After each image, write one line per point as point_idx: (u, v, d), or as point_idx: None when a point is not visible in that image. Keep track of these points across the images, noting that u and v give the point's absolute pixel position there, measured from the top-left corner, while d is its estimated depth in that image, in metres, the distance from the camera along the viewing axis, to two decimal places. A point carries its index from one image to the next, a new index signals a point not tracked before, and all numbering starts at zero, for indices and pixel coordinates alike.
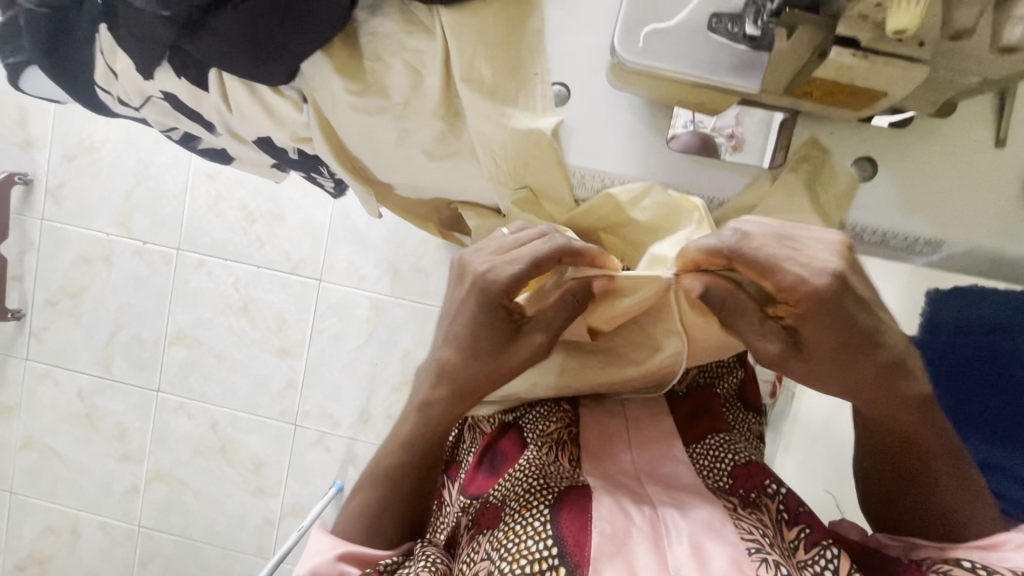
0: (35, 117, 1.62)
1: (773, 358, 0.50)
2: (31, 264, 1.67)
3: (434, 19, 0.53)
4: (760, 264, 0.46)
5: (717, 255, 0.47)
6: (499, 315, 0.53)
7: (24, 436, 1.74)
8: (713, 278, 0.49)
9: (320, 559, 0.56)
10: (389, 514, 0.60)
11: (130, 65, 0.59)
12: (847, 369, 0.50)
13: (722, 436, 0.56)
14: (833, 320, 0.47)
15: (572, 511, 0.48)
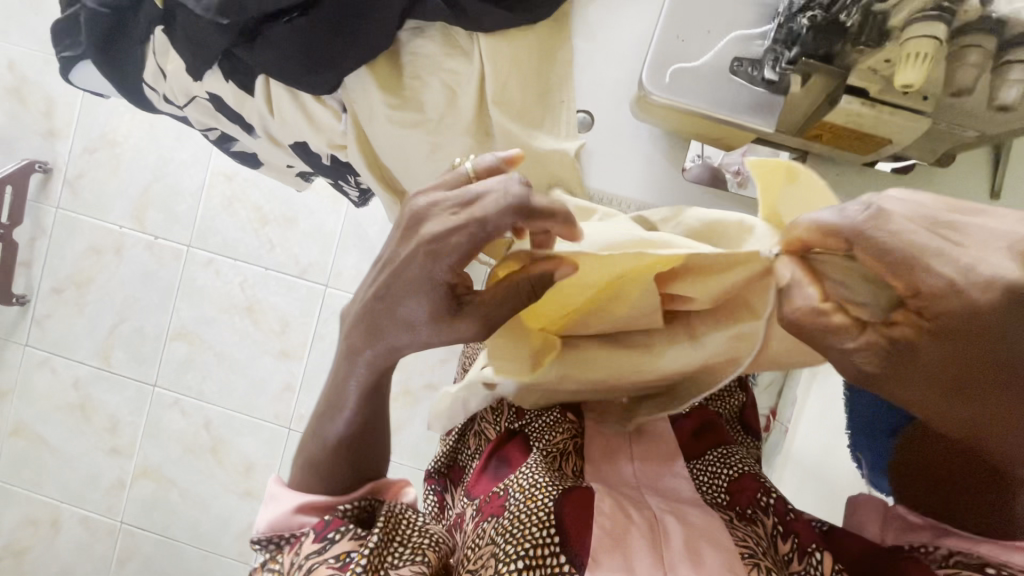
0: (62, 108, 1.66)
1: (868, 372, 0.38)
2: (40, 251, 1.69)
3: (472, 44, 0.58)
4: (892, 255, 0.35)
5: (831, 236, 0.38)
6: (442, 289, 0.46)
7: (15, 423, 1.73)
8: (814, 269, 0.40)
9: (279, 509, 0.53)
10: (340, 465, 0.55)
11: (181, 66, 0.62)
12: (979, 402, 0.36)
13: (722, 450, 0.58)
14: (971, 335, 0.34)
15: (575, 504, 0.49)
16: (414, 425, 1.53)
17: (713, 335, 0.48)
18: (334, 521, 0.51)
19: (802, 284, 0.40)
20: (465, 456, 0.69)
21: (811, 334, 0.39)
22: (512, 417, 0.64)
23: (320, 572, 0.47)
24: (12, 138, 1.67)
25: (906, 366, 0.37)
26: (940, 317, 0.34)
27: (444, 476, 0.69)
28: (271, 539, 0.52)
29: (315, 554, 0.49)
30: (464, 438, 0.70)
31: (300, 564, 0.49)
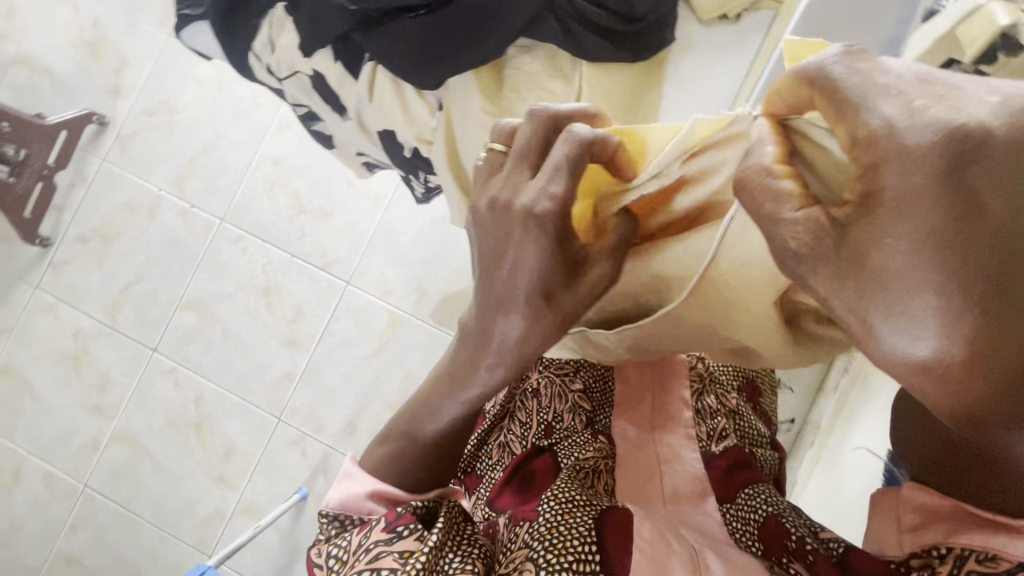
0: (131, 69, 1.72)
1: (810, 266, 0.33)
2: (75, 197, 1.71)
3: (575, 71, 0.62)
4: (844, 99, 0.31)
5: (803, 85, 0.34)
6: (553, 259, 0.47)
7: (4, 363, 1.69)
8: (781, 138, 0.36)
9: (354, 492, 0.57)
10: (422, 470, 0.57)
11: (295, 41, 0.65)
12: (928, 296, 0.29)
13: (751, 491, 0.58)
14: (914, 196, 0.30)
15: (616, 526, 0.49)
16: None
17: (676, 255, 0.47)
18: (405, 516, 0.53)
19: (763, 142, 0.36)
20: (482, 465, 0.68)
21: (755, 199, 0.35)
22: (540, 433, 0.64)
23: (384, 563, 0.49)
24: (77, 88, 1.72)
25: (836, 259, 0.32)
26: (883, 189, 0.30)
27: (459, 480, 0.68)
28: (339, 514, 0.56)
29: (381, 543, 0.51)
30: (483, 444, 0.69)
31: (366, 548, 0.51)
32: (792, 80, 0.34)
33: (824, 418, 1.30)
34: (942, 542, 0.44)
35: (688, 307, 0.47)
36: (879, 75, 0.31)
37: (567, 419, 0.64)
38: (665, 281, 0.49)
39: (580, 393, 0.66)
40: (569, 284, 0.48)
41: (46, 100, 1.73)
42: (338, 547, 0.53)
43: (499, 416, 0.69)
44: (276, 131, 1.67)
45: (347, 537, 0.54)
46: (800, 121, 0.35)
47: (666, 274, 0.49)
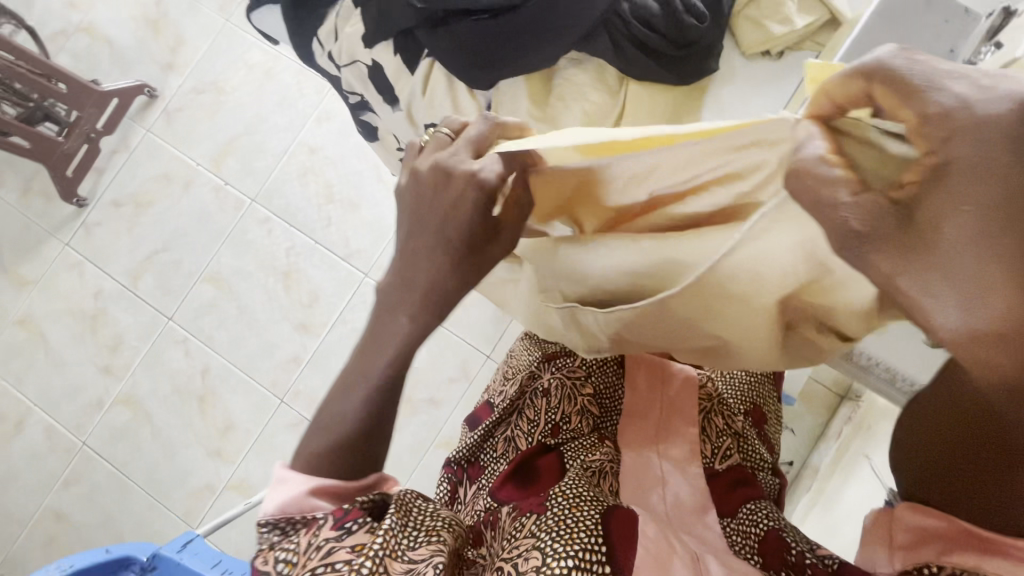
0: (187, 47, 1.79)
1: (870, 247, 0.29)
2: (116, 163, 1.77)
3: (620, 87, 0.65)
4: (905, 85, 0.28)
5: (857, 79, 0.30)
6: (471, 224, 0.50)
7: (24, 313, 1.74)
8: (831, 132, 0.31)
9: (289, 492, 0.51)
10: (347, 461, 0.53)
11: (360, 31, 0.70)
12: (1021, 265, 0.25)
13: (752, 506, 0.59)
14: (985, 167, 0.26)
15: (620, 525, 0.50)
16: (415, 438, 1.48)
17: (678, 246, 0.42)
18: (352, 512, 0.50)
19: (813, 137, 0.31)
20: (487, 456, 0.69)
21: (809, 189, 0.30)
22: (547, 432, 0.65)
23: (339, 558, 0.47)
24: (134, 60, 1.80)
25: (901, 240, 0.28)
26: (953, 161, 0.27)
27: (462, 468, 0.70)
28: (277, 522, 0.50)
29: (331, 540, 0.48)
30: (489, 436, 0.70)
31: (317, 547, 0.48)
32: (850, 75, 0.30)
33: (825, 463, 1.28)
34: (934, 560, 0.44)
35: (684, 300, 0.44)
36: (937, 65, 0.29)
37: (575, 422, 0.66)
38: (664, 270, 0.45)
39: (591, 399, 0.67)
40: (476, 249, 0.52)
41: (102, 68, 1.80)
42: (282, 555, 0.48)
43: (508, 411, 0.70)
44: (316, 121, 1.72)
45: (293, 545, 0.49)
46: (850, 124, 0.32)
47: (666, 263, 0.44)
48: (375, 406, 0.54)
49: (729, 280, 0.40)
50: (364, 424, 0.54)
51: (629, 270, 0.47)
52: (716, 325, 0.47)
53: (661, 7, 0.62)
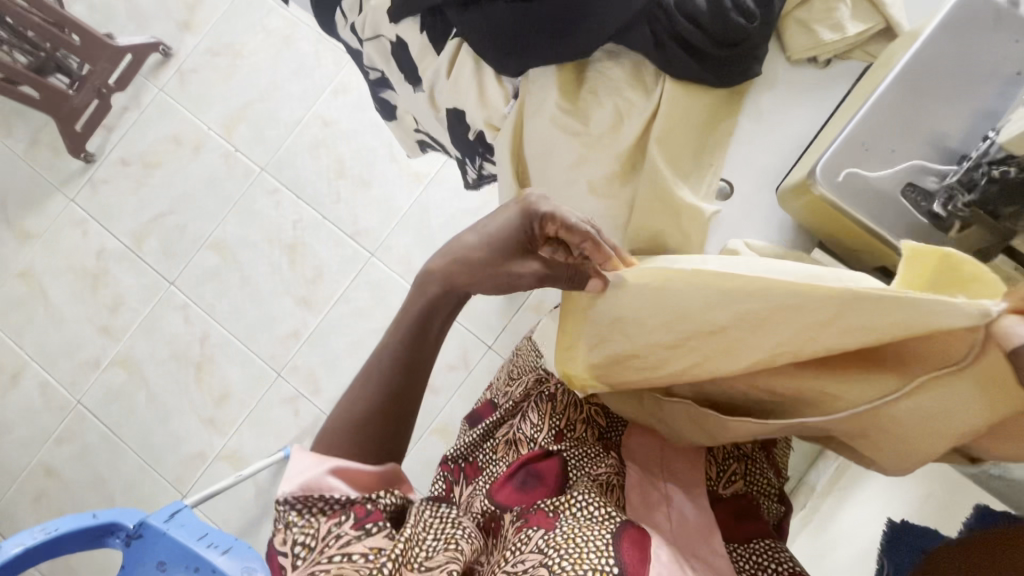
0: (205, 7, 1.74)
1: None
2: (127, 120, 1.73)
3: (657, 83, 0.61)
4: None
5: None
6: (518, 240, 0.54)
7: (26, 267, 1.72)
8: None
9: (313, 471, 0.52)
10: (367, 442, 0.56)
11: (385, 6, 0.66)
12: None
13: (769, 542, 0.57)
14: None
15: (632, 544, 0.49)
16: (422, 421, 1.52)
17: (842, 383, 0.42)
18: (374, 513, 0.52)
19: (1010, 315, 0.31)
20: (485, 456, 0.66)
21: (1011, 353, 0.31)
22: (551, 437, 0.62)
23: (354, 550, 0.49)
24: (151, 16, 1.75)
25: None
26: None
27: (458, 467, 0.67)
28: (298, 502, 0.50)
29: (352, 534, 0.50)
30: (489, 436, 0.67)
31: (338, 535, 0.49)
32: None
33: (821, 482, 1.13)
34: None
35: (847, 421, 0.44)
36: None
37: (580, 430, 0.63)
38: (809, 400, 0.45)
39: (598, 409, 0.66)
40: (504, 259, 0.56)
41: (118, 23, 1.76)
42: (302, 533, 0.50)
43: (511, 411, 0.67)
44: (332, 94, 1.68)
45: (314, 526, 0.50)
46: None
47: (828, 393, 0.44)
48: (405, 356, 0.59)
49: (903, 417, 0.41)
50: (396, 366, 0.58)
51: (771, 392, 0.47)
52: (870, 442, 0.45)
53: (707, 2, 0.58)
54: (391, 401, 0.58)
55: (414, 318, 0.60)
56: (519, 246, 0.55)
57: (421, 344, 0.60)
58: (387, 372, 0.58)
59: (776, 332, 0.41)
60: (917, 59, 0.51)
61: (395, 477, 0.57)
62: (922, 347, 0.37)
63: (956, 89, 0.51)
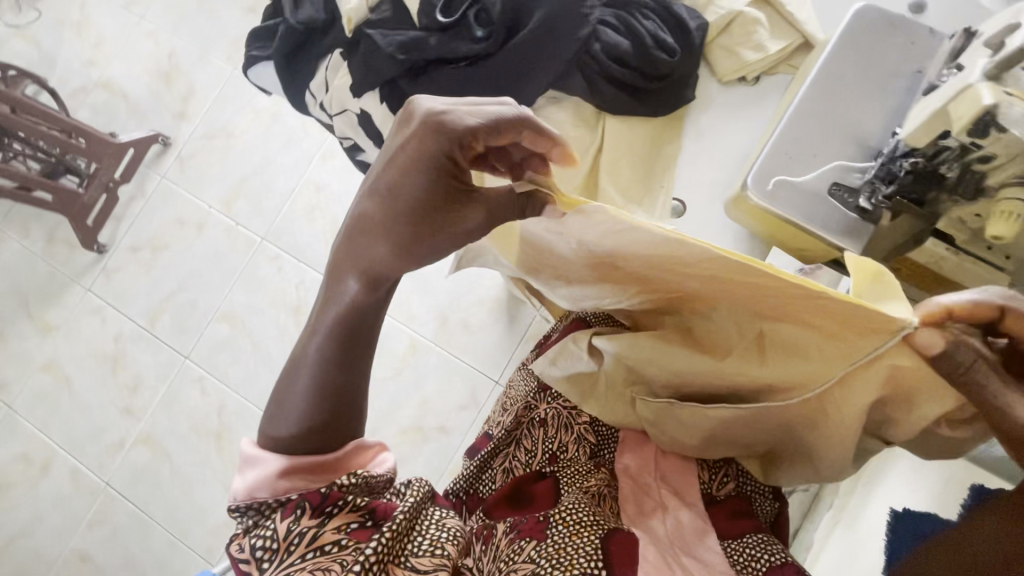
0: (197, 97, 1.87)
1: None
2: (134, 210, 1.84)
3: (598, 120, 0.67)
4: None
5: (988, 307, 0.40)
6: (442, 173, 0.47)
7: (49, 359, 1.79)
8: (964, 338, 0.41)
9: (259, 479, 0.49)
10: (310, 435, 0.52)
11: (347, 83, 0.73)
12: None
13: (761, 536, 0.58)
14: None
15: (620, 553, 0.52)
16: (431, 464, 1.53)
17: (784, 368, 0.51)
18: (332, 495, 0.49)
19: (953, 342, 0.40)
20: (485, 487, 0.68)
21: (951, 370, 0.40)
22: (545, 460, 0.66)
23: (326, 539, 0.47)
24: (148, 112, 1.89)
25: None
26: None
27: (459, 499, 0.68)
28: (249, 505, 0.49)
29: (315, 526, 0.48)
30: (486, 467, 0.69)
31: (300, 533, 0.47)
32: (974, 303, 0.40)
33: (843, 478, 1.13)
34: None
35: (798, 407, 0.53)
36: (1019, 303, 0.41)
37: (572, 450, 0.66)
38: (764, 391, 0.54)
39: (588, 426, 0.68)
40: (443, 214, 0.48)
41: (119, 121, 1.89)
42: (259, 531, 0.48)
43: (504, 441, 0.69)
44: (321, 159, 1.78)
45: (270, 522, 0.48)
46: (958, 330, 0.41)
47: (782, 381, 0.52)
48: (335, 350, 0.53)
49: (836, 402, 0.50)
50: (332, 359, 0.53)
51: (732, 377, 0.55)
52: (819, 429, 0.54)
53: (630, 43, 0.64)
54: (336, 388, 0.53)
55: (344, 306, 0.53)
56: (450, 190, 0.47)
57: (361, 330, 0.54)
58: (328, 361, 0.53)
59: (734, 312, 0.51)
60: (824, 70, 0.56)
61: (355, 450, 0.53)
62: (854, 357, 0.46)
63: (867, 89, 0.55)
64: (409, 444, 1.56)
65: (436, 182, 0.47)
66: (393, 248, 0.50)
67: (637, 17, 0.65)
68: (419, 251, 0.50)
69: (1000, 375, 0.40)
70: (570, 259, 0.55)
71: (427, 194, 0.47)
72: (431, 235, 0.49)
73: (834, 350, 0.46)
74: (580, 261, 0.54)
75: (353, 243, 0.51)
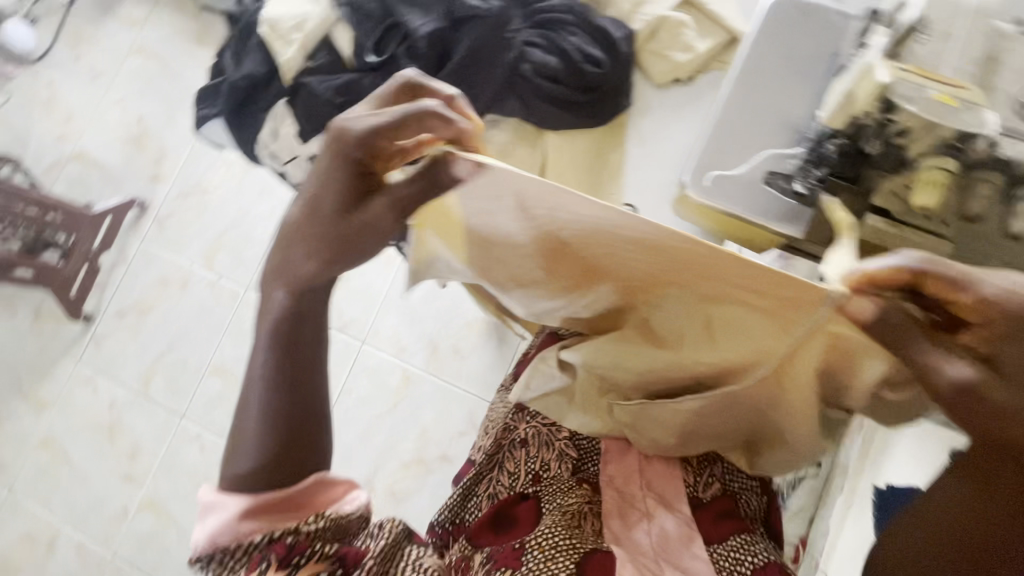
0: (169, 158, 1.90)
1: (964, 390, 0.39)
2: (117, 275, 1.85)
3: (540, 137, 0.69)
4: (947, 277, 0.40)
5: (902, 272, 0.40)
6: (352, 176, 0.48)
7: (46, 435, 1.78)
8: (886, 300, 0.41)
9: (220, 520, 0.49)
10: (269, 466, 0.50)
11: (294, 132, 0.74)
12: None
13: (745, 537, 0.59)
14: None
15: None
16: (436, 496, 1.51)
17: (732, 344, 0.50)
18: (299, 545, 0.49)
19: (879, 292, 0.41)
20: (471, 514, 0.67)
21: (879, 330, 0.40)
22: (527, 481, 0.66)
23: None
24: (123, 178, 1.91)
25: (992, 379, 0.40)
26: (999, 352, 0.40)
27: (446, 530, 0.67)
28: (212, 554, 0.48)
29: None
30: (471, 493, 0.68)
31: None
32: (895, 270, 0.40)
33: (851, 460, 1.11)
34: None
35: (758, 387, 0.52)
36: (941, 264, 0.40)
37: (554, 467, 0.66)
38: (723, 372, 0.54)
39: (568, 440, 0.67)
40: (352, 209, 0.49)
41: (95, 190, 1.92)
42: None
43: (487, 465, 0.69)
44: None
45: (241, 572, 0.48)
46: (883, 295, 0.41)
47: (739, 361, 0.51)
48: (282, 369, 0.52)
49: (795, 378, 0.50)
50: (281, 380, 0.52)
51: (692, 365, 0.55)
52: (787, 411, 0.54)
53: (560, 61, 0.66)
54: (292, 403, 0.52)
55: (287, 319, 0.52)
56: (359, 186, 0.49)
57: (307, 341, 0.53)
58: (280, 381, 0.52)
59: (674, 301, 0.51)
60: (746, 62, 0.57)
61: (319, 486, 0.51)
62: (795, 329, 0.44)
63: (790, 77, 0.57)
64: (413, 477, 1.54)
65: (347, 178, 0.48)
66: (324, 250, 0.50)
67: (563, 34, 0.67)
68: (355, 256, 0.51)
69: (928, 335, 0.41)
70: (516, 240, 0.51)
71: (343, 189, 0.48)
72: (352, 233, 0.49)
73: (772, 322, 0.45)
74: (524, 259, 0.53)
75: (284, 255, 0.51)
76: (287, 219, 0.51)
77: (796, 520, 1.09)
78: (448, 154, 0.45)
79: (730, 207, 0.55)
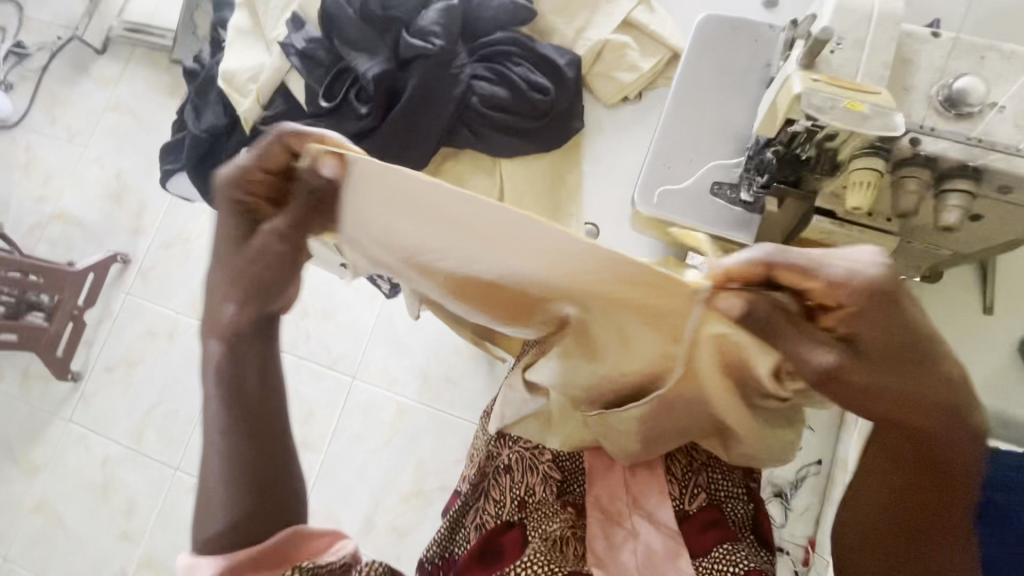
0: (150, 211, 1.91)
1: (833, 376, 0.43)
2: (103, 331, 1.85)
3: (496, 166, 0.72)
4: (801, 263, 0.42)
5: (754, 265, 0.42)
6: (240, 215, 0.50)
7: (39, 499, 1.76)
8: (751, 295, 0.42)
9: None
10: (239, 520, 0.51)
11: None
12: (902, 375, 0.44)
13: (727, 546, 0.60)
14: (894, 321, 0.43)
15: None
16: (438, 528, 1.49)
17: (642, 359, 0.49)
18: None
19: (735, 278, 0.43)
20: (459, 548, 0.66)
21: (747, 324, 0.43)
22: (513, 508, 0.65)
23: None
24: (104, 234, 1.92)
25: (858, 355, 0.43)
26: (859, 332, 0.43)
27: (436, 566, 0.66)
28: None
29: None
30: (458, 526, 0.68)
31: None
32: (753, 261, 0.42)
33: None
34: None
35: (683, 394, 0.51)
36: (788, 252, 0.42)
37: (539, 492, 0.65)
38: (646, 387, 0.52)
39: (551, 463, 0.67)
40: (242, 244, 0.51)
41: (77, 248, 1.92)
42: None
43: (473, 495, 0.69)
44: None
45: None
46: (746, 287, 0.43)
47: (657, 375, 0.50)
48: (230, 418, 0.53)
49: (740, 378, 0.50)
50: (231, 430, 0.53)
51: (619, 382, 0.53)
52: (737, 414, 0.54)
53: (509, 92, 0.70)
54: (248, 453, 0.53)
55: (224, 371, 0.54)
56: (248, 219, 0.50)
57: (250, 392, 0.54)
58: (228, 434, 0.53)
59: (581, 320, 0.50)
60: (681, 84, 0.60)
61: (290, 543, 0.52)
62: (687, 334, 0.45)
63: (724, 94, 0.60)
64: (414, 510, 1.52)
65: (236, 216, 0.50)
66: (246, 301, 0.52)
67: (509, 66, 0.72)
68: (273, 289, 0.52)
69: (794, 323, 0.43)
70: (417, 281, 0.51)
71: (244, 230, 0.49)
72: (262, 268, 0.51)
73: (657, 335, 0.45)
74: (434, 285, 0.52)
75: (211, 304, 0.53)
76: (210, 270, 0.53)
77: (802, 521, 1.07)
78: (311, 155, 0.46)
79: (681, 220, 0.57)
